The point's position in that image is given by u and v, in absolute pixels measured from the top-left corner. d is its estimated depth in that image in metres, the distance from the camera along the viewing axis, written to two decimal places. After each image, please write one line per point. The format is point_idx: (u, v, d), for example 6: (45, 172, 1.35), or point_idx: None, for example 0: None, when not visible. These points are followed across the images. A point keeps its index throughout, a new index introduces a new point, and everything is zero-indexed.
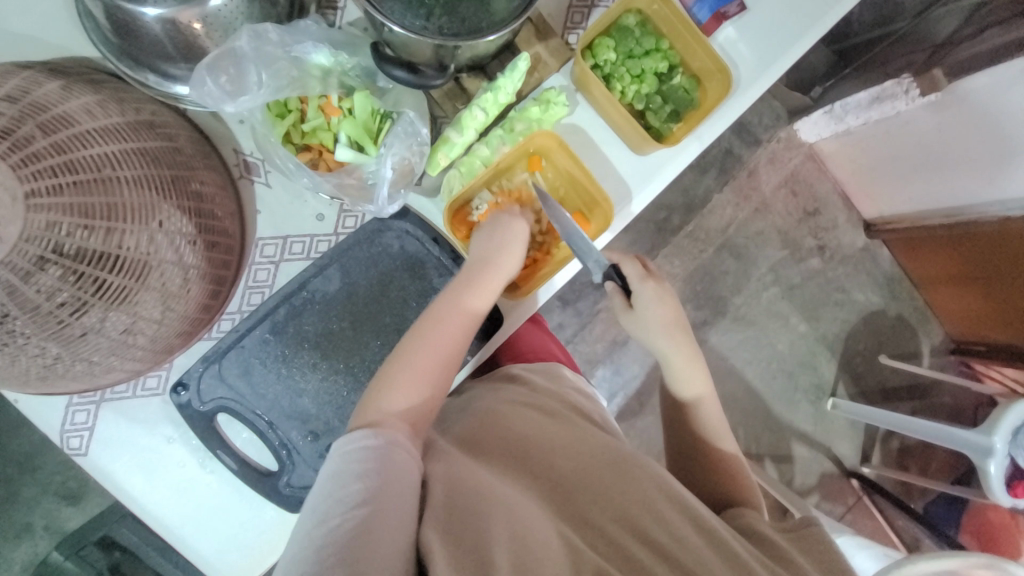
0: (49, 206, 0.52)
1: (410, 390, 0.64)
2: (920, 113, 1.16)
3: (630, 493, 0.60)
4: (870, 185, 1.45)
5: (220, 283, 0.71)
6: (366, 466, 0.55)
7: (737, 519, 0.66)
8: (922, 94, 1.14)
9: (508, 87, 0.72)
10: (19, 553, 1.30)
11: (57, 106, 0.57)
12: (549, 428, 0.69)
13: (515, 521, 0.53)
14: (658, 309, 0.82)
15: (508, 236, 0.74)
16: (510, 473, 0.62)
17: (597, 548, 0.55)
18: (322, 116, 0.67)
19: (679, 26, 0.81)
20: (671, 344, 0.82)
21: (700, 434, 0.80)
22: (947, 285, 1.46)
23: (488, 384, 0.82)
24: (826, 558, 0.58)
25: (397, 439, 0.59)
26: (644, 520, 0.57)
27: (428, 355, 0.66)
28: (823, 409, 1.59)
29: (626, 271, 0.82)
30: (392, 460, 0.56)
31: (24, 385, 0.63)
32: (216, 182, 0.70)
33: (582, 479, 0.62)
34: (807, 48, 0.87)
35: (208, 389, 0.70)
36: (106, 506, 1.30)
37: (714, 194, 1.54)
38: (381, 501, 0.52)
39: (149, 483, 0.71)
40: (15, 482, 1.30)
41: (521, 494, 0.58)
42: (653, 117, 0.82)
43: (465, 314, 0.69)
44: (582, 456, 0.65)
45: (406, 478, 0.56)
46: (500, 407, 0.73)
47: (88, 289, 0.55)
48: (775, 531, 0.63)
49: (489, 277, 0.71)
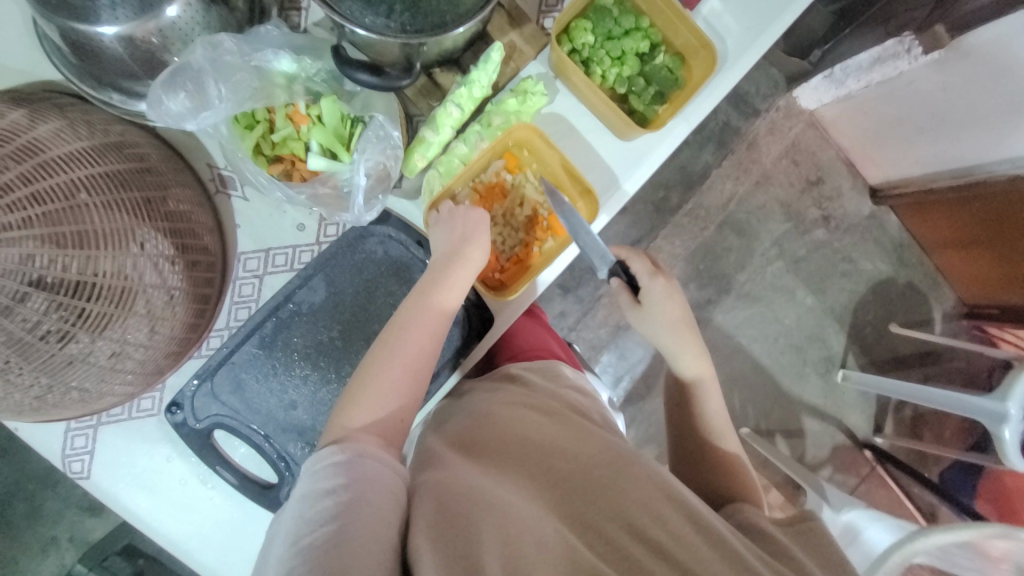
0: (29, 235, 0.51)
1: (379, 403, 0.64)
2: (925, 71, 1.10)
3: (626, 491, 0.59)
4: (875, 150, 1.40)
5: (205, 301, 0.71)
6: (338, 482, 0.56)
7: (737, 515, 0.65)
8: (926, 52, 1.07)
9: (482, 79, 0.70)
10: (47, 566, 1.35)
11: (24, 134, 0.56)
12: (549, 429, 0.68)
13: (507, 525, 0.52)
14: (669, 306, 0.81)
15: (456, 227, 0.71)
16: (502, 471, 0.62)
17: (595, 547, 0.54)
18: (291, 125, 0.65)
19: (659, 3, 0.77)
20: (682, 341, 0.81)
21: (705, 429, 0.80)
22: (957, 249, 1.42)
23: (491, 384, 0.80)
24: (826, 552, 0.58)
25: (364, 450, 0.59)
26: (644, 520, 0.56)
27: (394, 366, 0.65)
28: (832, 381, 1.57)
29: (634, 269, 0.81)
30: (362, 472, 0.57)
31: (18, 414, 0.63)
32: (191, 198, 0.69)
33: (584, 480, 0.61)
34: (797, 15, 0.84)
35: (202, 407, 0.71)
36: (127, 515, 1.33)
37: (712, 169, 1.51)
38: (353, 513, 0.52)
39: (153, 501, 0.72)
40: (37, 498, 1.33)
41: (518, 496, 0.57)
42: (637, 101, 0.78)
43: (426, 317, 0.68)
44: (580, 457, 0.64)
45: (385, 488, 0.56)
46: (500, 412, 0.72)
47: (70, 318, 0.55)
48: (776, 526, 0.62)
49: (452, 276, 0.70)
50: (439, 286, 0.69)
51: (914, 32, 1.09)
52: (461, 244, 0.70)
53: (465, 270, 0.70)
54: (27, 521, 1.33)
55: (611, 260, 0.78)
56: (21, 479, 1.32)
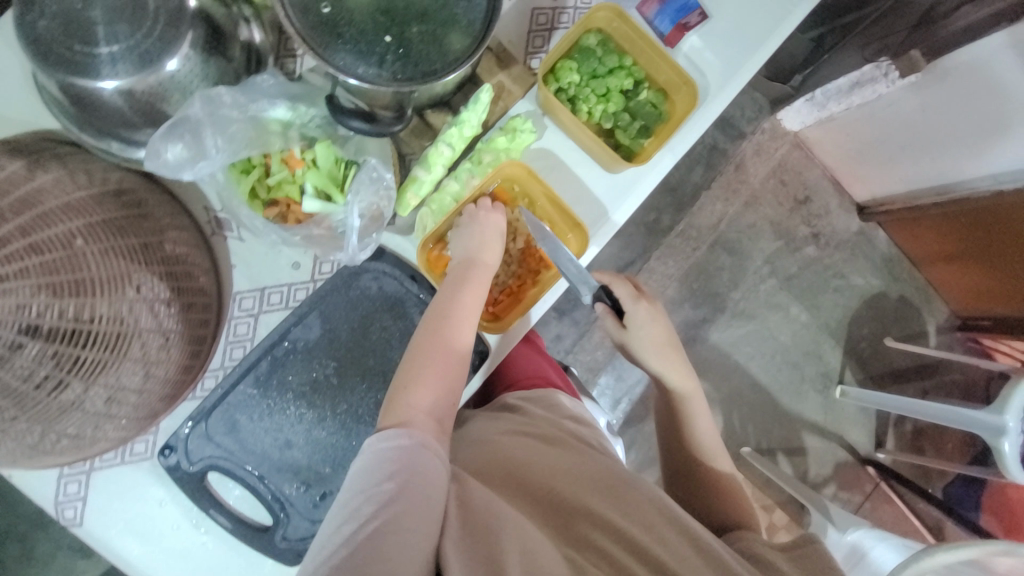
0: (29, 280, 0.51)
1: (429, 393, 0.65)
2: (904, 93, 1.14)
3: (626, 511, 0.61)
4: (860, 169, 1.44)
5: (200, 342, 0.71)
6: (396, 466, 0.57)
7: (737, 542, 0.65)
8: (903, 76, 1.11)
9: (472, 119, 0.73)
10: None
11: (20, 186, 0.57)
12: (552, 452, 0.69)
13: (524, 539, 0.53)
14: (653, 329, 0.82)
15: (480, 229, 0.74)
16: (511, 492, 0.63)
17: (598, 567, 0.55)
18: (286, 169, 0.66)
19: (640, 42, 0.81)
20: (668, 363, 0.82)
21: (697, 452, 0.80)
22: (946, 263, 1.45)
23: (493, 411, 0.81)
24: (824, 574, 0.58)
25: (425, 438, 0.60)
26: (641, 540, 0.57)
27: (437, 361, 0.66)
28: (831, 397, 1.57)
29: (618, 293, 0.81)
30: (421, 459, 0.58)
31: (13, 461, 0.63)
32: (187, 239, 0.71)
33: (589, 500, 0.61)
34: (774, 50, 0.87)
35: (197, 449, 0.70)
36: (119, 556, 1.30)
37: (702, 191, 1.54)
38: (409, 500, 0.54)
39: (145, 547, 0.71)
40: (29, 539, 1.30)
41: (523, 517, 0.57)
42: (622, 135, 0.81)
43: (471, 310, 0.70)
44: (583, 478, 0.65)
45: (433, 477, 0.57)
46: (511, 436, 0.72)
47: (65, 367, 0.55)
48: (774, 550, 0.62)
49: (478, 281, 0.72)
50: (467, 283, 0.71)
51: (889, 57, 1.12)
52: (479, 249, 0.73)
53: (486, 274, 0.73)
54: (17, 564, 1.29)
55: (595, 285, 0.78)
56: (11, 521, 1.29)
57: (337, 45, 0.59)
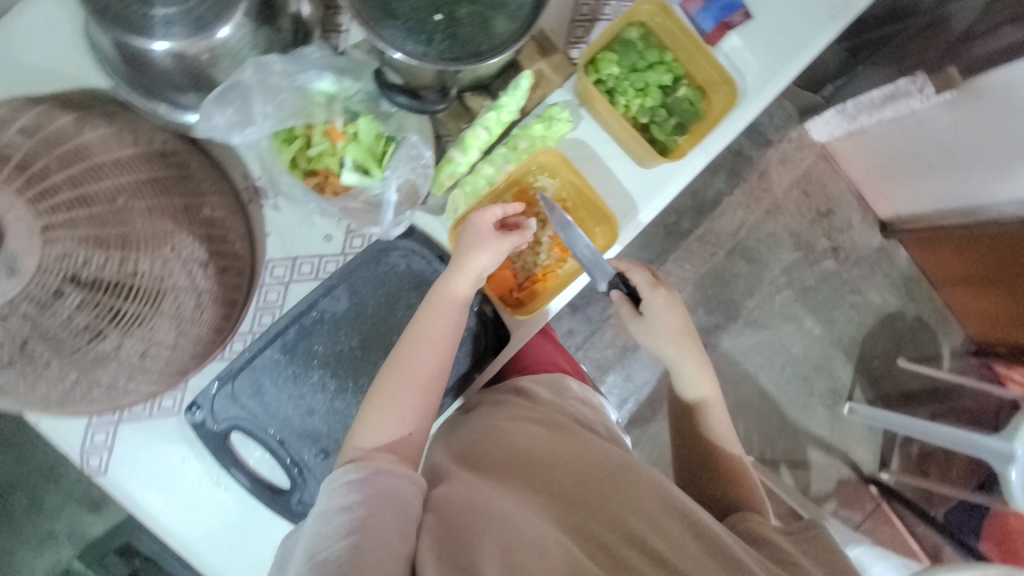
0: (67, 235, 0.54)
1: (391, 421, 0.67)
2: (936, 111, 1.11)
3: (620, 507, 0.61)
4: (886, 185, 1.42)
5: (232, 306, 0.72)
6: (351, 499, 0.60)
7: (739, 524, 0.66)
8: (938, 91, 1.08)
9: (511, 104, 0.74)
10: (44, 559, 1.35)
11: (71, 140, 0.60)
12: (550, 441, 0.70)
13: (509, 536, 0.56)
14: (669, 316, 0.81)
15: (471, 231, 0.72)
16: (506, 481, 0.65)
17: (595, 557, 0.56)
18: (327, 141, 0.67)
19: (682, 38, 0.81)
20: (682, 352, 0.82)
21: (708, 443, 0.80)
22: (965, 286, 1.43)
23: (495, 397, 0.81)
24: (828, 557, 0.59)
25: (378, 468, 0.63)
26: (644, 536, 0.58)
27: (404, 385, 0.68)
28: (838, 414, 1.57)
29: (634, 280, 0.81)
30: (378, 488, 0.61)
31: (46, 407, 0.65)
32: (224, 206, 0.71)
33: (569, 497, 0.62)
34: (816, 55, 0.87)
35: (222, 408, 0.72)
36: (127, 515, 1.34)
37: (724, 196, 1.53)
38: (366, 530, 0.57)
39: (165, 500, 0.72)
40: (40, 491, 1.34)
41: (520, 507, 0.60)
42: (658, 130, 0.81)
43: (441, 320, 0.70)
44: (580, 468, 0.66)
45: (398, 504, 0.60)
46: (513, 425, 0.73)
47: (105, 317, 0.58)
48: (780, 534, 0.63)
49: (457, 288, 0.71)
50: (446, 280, 0.71)
51: (926, 72, 1.10)
52: (467, 251, 0.71)
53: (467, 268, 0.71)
54: (27, 515, 1.34)
55: (610, 273, 0.77)
56: (24, 472, 1.33)
57: (388, 21, 0.60)
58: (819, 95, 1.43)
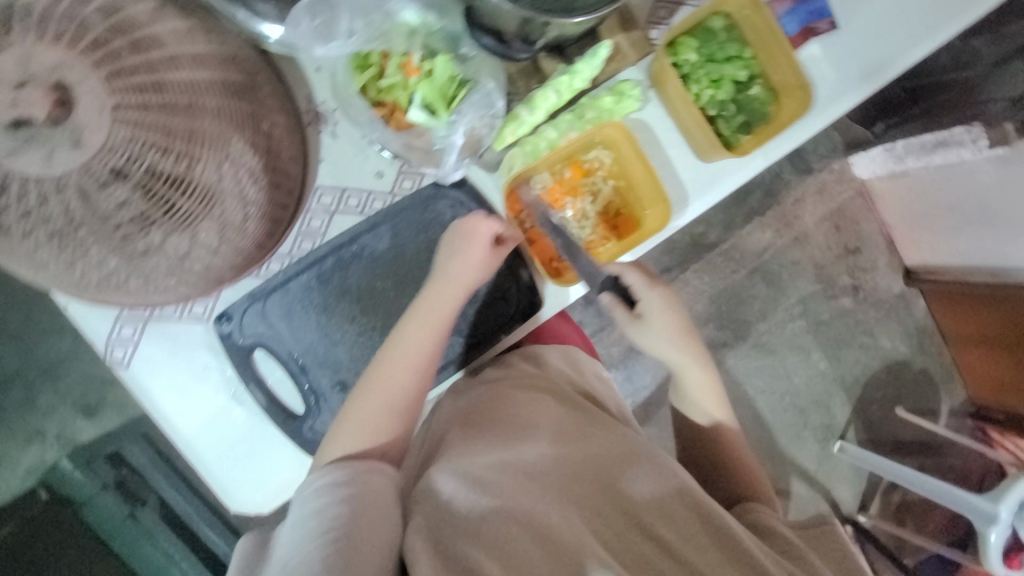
0: (132, 120, 0.54)
1: (365, 431, 0.65)
2: (989, 164, 1.08)
3: (609, 486, 0.62)
4: (917, 234, 1.40)
5: (276, 225, 0.71)
6: (331, 501, 0.57)
7: (748, 514, 0.70)
8: (992, 145, 1.06)
9: (585, 72, 0.73)
10: (28, 456, 1.33)
11: (144, 27, 0.57)
12: (563, 416, 0.72)
13: (517, 518, 0.55)
14: (665, 319, 0.77)
15: (462, 244, 0.72)
16: (511, 451, 0.65)
17: (604, 538, 0.56)
18: (400, 75, 0.67)
19: (767, 34, 0.78)
20: (682, 352, 0.79)
21: (704, 431, 0.82)
22: (975, 345, 1.41)
23: (518, 371, 0.80)
24: (834, 554, 0.65)
25: (356, 471, 0.60)
26: (634, 511, 0.59)
27: (385, 394, 0.68)
28: (828, 451, 1.56)
29: (629, 281, 0.76)
30: (359, 489, 0.59)
31: (78, 291, 0.64)
32: (285, 124, 0.70)
33: (562, 467, 0.63)
34: (892, 78, 0.86)
35: (250, 324, 0.72)
36: (117, 426, 1.32)
37: (755, 217, 1.51)
38: (352, 526, 0.55)
39: (180, 404, 0.73)
40: (34, 389, 1.32)
41: (530, 482, 0.60)
42: (724, 125, 0.80)
43: (428, 326, 0.70)
44: (593, 446, 0.67)
45: (378, 501, 0.59)
46: (505, 407, 0.73)
47: (158, 208, 0.57)
48: (789, 528, 0.67)
49: (446, 295, 0.71)
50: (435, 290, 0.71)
51: (984, 124, 1.09)
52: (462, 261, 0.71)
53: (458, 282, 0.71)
54: (21, 408, 1.33)
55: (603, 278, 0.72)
56: (22, 366, 1.32)
57: None
58: (869, 130, 1.42)
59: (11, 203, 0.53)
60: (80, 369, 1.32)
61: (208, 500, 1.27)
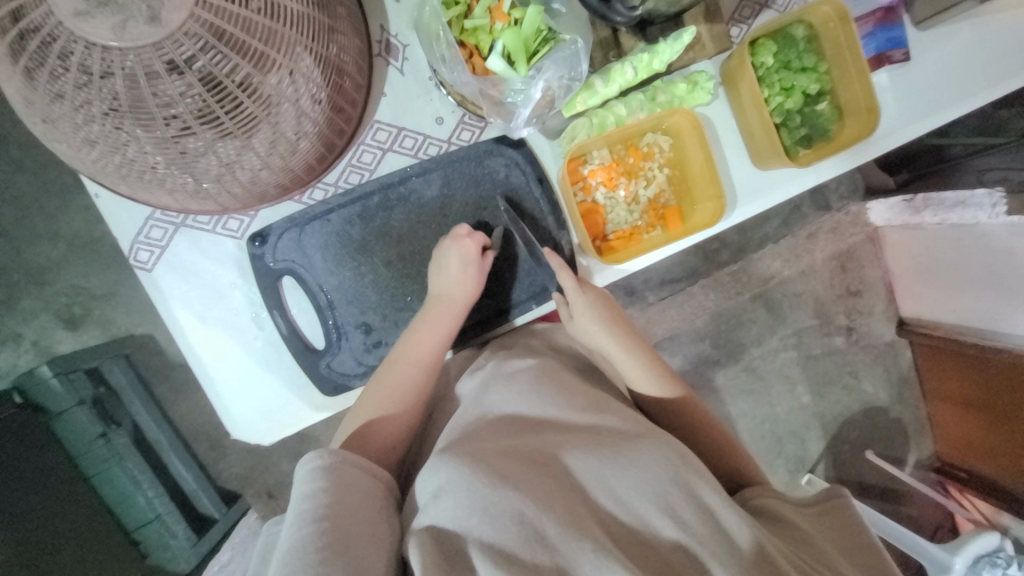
0: (214, 7, 0.51)
1: (364, 435, 0.64)
2: (1002, 231, 1.03)
3: (600, 470, 0.54)
4: (918, 283, 1.29)
5: (328, 150, 0.68)
6: (321, 488, 0.53)
7: (750, 502, 0.62)
8: (1009, 212, 1.02)
9: (666, 55, 0.71)
10: None
11: None
12: (565, 395, 0.64)
13: (529, 509, 0.49)
14: (594, 314, 0.71)
15: (455, 262, 0.69)
16: (519, 438, 0.58)
17: (619, 539, 0.51)
18: (488, 18, 0.65)
19: (845, 53, 0.78)
20: (608, 336, 0.71)
21: (661, 406, 0.71)
22: (957, 405, 1.30)
23: (530, 346, 0.75)
24: (846, 534, 0.57)
25: (348, 457, 0.56)
26: (630, 499, 0.53)
27: (385, 402, 0.66)
28: (795, 482, 1.40)
29: (562, 282, 0.72)
30: (349, 480, 0.55)
31: (108, 175, 0.60)
32: (356, 48, 0.67)
33: (554, 451, 0.56)
34: (948, 120, 0.86)
35: (284, 249, 0.72)
36: (90, 345, 1.16)
37: (768, 243, 1.34)
38: (343, 520, 0.51)
39: (198, 317, 0.72)
40: (17, 289, 1.14)
41: (535, 474, 0.53)
42: (787, 134, 0.80)
43: (430, 336, 0.69)
44: (598, 423, 0.60)
45: (365, 495, 0.55)
46: (493, 391, 0.66)
47: (221, 105, 0.54)
48: (796, 510, 0.60)
49: (446, 312, 0.70)
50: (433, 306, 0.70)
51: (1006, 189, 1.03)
52: (455, 279, 0.70)
53: (455, 305, 0.70)
54: None
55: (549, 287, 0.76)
56: (4, 265, 1.14)
57: None
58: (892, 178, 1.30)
59: (76, 65, 0.50)
60: (69, 277, 1.15)
61: (182, 432, 1.19)
